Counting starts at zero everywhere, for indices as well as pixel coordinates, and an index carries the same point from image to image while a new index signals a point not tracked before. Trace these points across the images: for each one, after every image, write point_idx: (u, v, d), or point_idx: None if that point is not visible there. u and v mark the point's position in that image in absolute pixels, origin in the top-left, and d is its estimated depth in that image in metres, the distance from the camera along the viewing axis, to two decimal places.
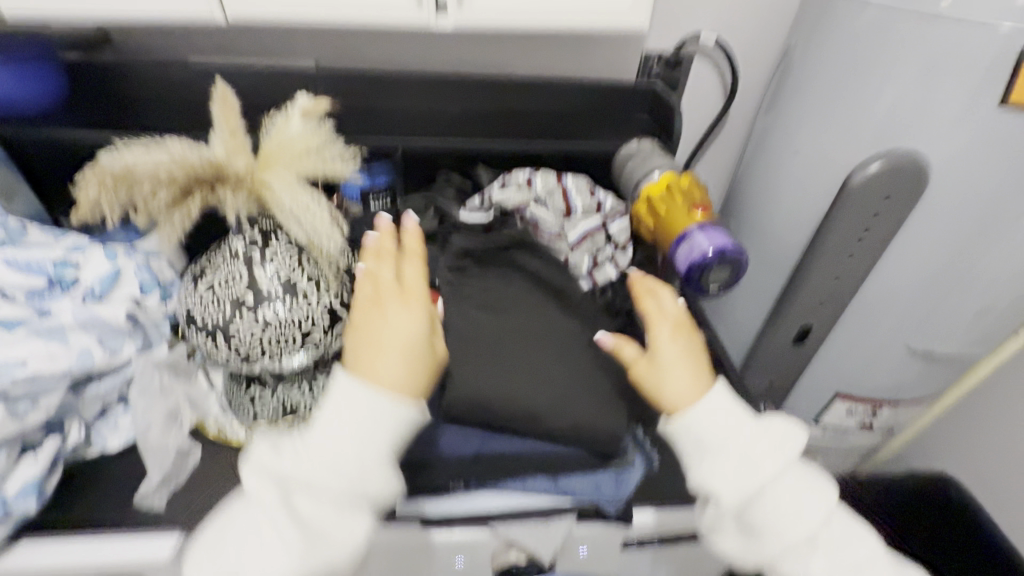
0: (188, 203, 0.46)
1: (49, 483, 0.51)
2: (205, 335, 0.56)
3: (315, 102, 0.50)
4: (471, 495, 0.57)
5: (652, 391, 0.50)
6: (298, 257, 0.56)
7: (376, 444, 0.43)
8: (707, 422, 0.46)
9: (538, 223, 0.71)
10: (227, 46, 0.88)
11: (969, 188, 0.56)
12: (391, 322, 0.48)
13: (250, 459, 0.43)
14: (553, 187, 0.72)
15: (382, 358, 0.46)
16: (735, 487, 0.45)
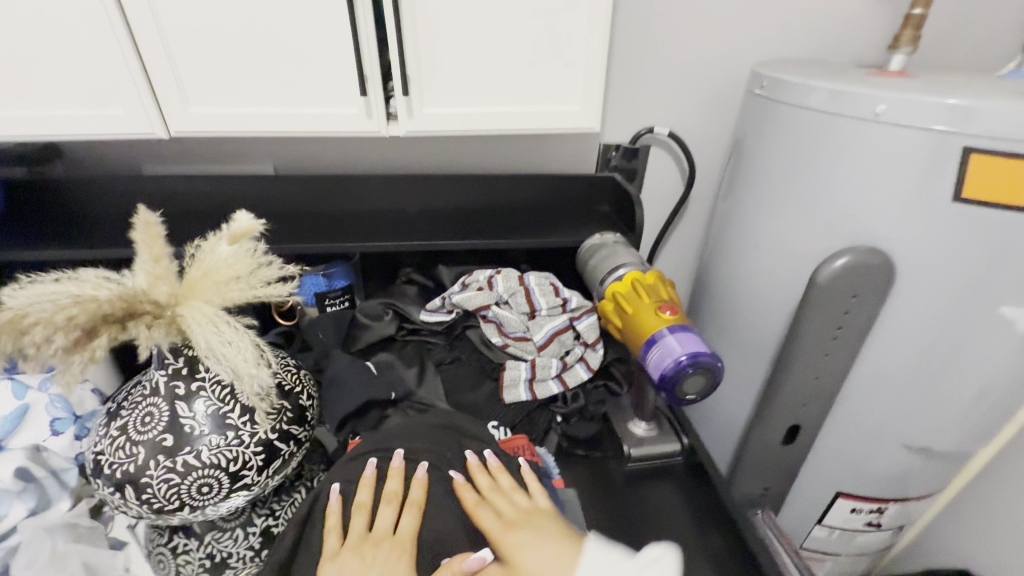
0: (93, 345, 0.41)
1: None
2: (111, 488, 0.48)
3: (248, 224, 0.46)
4: None
5: (512, 565, 0.40)
6: (230, 388, 0.50)
7: None
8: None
9: (502, 324, 0.67)
10: (181, 154, 0.87)
11: (940, 278, 0.54)
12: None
13: None
14: (515, 288, 0.68)
15: None
16: None
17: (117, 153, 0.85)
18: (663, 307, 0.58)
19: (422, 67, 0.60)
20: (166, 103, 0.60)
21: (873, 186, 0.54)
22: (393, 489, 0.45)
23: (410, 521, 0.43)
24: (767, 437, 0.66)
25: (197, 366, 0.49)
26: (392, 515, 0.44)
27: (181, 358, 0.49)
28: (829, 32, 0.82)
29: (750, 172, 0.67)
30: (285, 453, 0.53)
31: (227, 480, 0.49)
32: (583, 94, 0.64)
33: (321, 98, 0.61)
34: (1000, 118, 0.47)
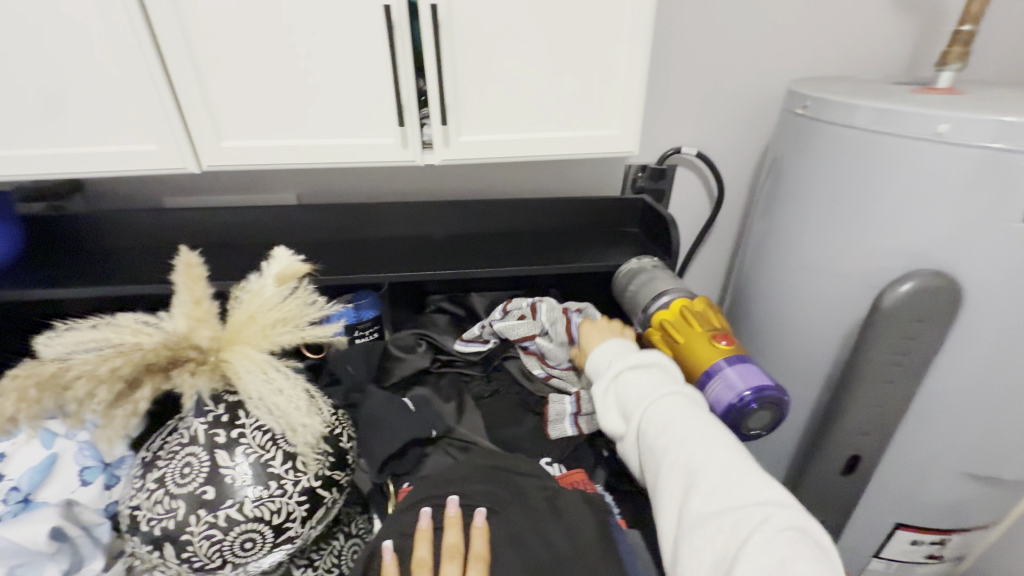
0: (136, 396, 0.39)
1: None
2: (149, 545, 0.45)
3: (296, 265, 0.44)
4: None
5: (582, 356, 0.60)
6: (271, 435, 0.47)
7: None
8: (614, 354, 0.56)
9: (545, 355, 0.64)
10: (203, 187, 0.85)
11: (1009, 301, 0.52)
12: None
13: None
14: (557, 316, 0.65)
15: None
16: (647, 415, 0.47)
17: (138, 186, 0.84)
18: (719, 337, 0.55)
19: (460, 95, 0.59)
20: (199, 137, 0.58)
21: (934, 207, 0.52)
22: (452, 542, 0.40)
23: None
24: (825, 468, 0.63)
25: (237, 412, 0.47)
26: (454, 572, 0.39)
27: (221, 404, 0.47)
28: (859, 50, 0.81)
29: (791, 194, 0.65)
30: (328, 501, 0.50)
31: (270, 534, 0.46)
32: (623, 117, 0.62)
33: (356, 129, 0.60)
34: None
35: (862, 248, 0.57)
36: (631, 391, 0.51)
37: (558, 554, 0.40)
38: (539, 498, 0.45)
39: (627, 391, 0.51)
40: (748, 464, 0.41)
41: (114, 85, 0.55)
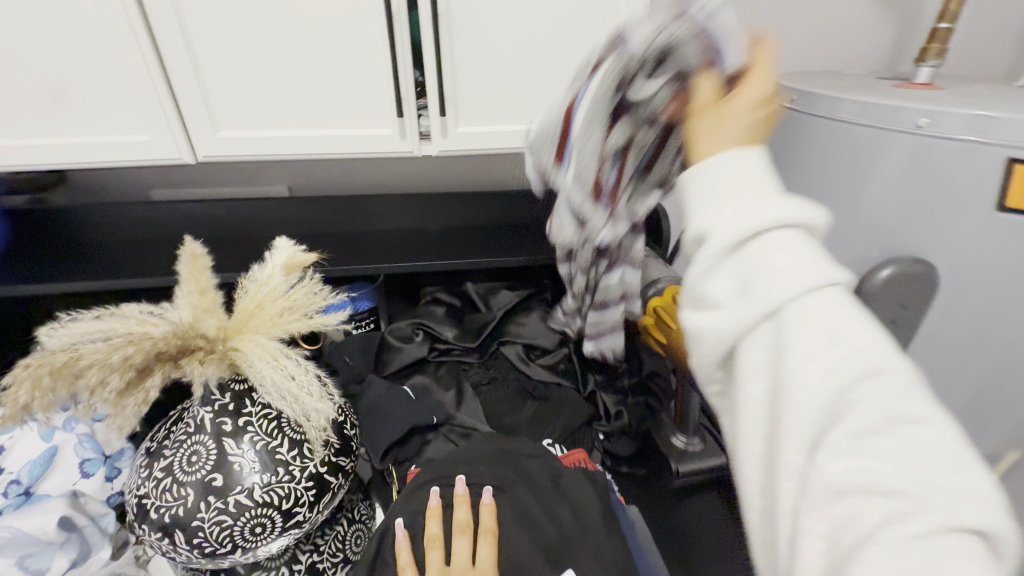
0: (147, 385, 0.39)
1: None
2: (158, 533, 0.45)
3: (304, 255, 0.45)
4: None
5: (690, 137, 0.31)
6: (277, 423, 0.48)
7: None
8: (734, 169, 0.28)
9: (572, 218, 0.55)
10: (193, 178, 0.85)
11: (989, 287, 0.52)
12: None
13: None
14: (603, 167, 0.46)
15: None
16: (790, 313, 0.25)
17: (127, 178, 0.83)
18: None
19: (457, 86, 0.60)
20: (195, 128, 0.58)
21: (911, 196, 0.52)
22: (461, 518, 0.41)
23: (483, 552, 0.39)
24: None
25: (244, 400, 0.47)
26: (465, 547, 0.39)
27: (228, 393, 0.47)
28: (842, 44, 0.84)
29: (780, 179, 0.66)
30: (334, 486, 0.51)
31: (278, 519, 0.47)
32: None
33: (353, 120, 0.60)
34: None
35: (843, 238, 0.59)
36: (767, 270, 0.25)
37: (564, 530, 0.42)
38: (544, 478, 0.46)
39: (757, 268, 0.25)
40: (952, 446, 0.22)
41: (109, 76, 0.55)
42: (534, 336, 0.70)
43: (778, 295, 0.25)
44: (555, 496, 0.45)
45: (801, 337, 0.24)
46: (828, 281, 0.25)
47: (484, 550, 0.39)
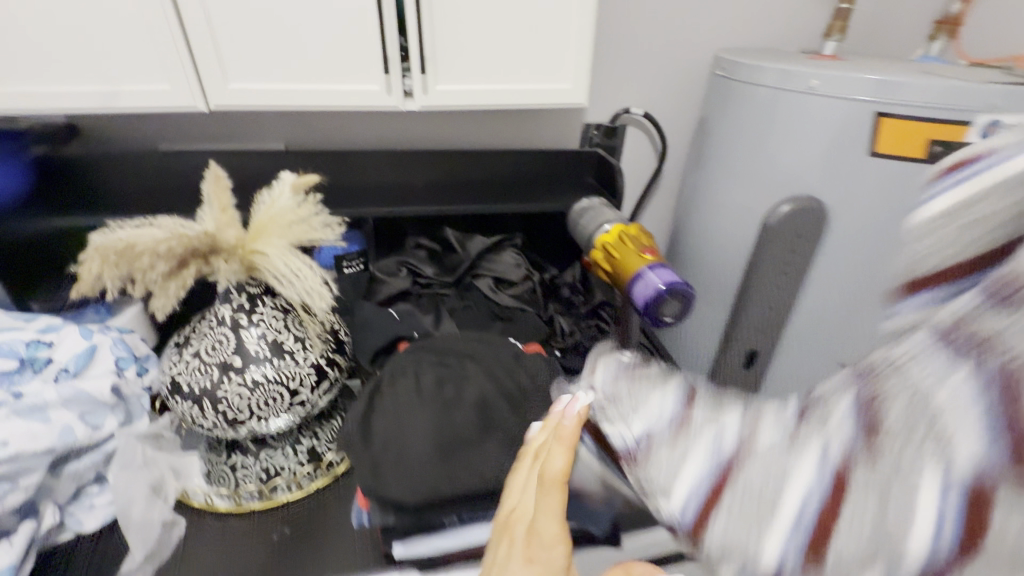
0: (184, 274, 0.50)
1: (23, 570, 0.46)
2: (191, 403, 0.56)
3: (302, 179, 0.55)
4: (453, 532, 0.47)
5: None
6: (283, 319, 0.58)
7: None
8: None
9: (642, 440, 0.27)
10: (194, 133, 0.93)
11: (865, 219, 0.66)
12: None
13: None
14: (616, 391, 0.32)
15: None
16: None
17: (132, 131, 0.90)
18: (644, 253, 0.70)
19: (436, 49, 0.70)
20: (208, 79, 0.68)
21: (811, 146, 0.66)
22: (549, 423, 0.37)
23: (557, 458, 0.33)
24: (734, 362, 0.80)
25: (256, 300, 0.58)
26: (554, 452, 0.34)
27: (243, 294, 0.57)
28: (778, 26, 0.95)
29: (719, 141, 0.79)
30: (331, 376, 0.62)
31: (286, 395, 0.58)
32: (575, 73, 0.74)
33: (346, 76, 0.70)
34: (911, 89, 0.59)
35: (763, 182, 0.72)
36: None
37: (520, 389, 0.53)
38: (507, 355, 0.57)
39: None
40: None
41: (136, 30, 0.64)
42: (503, 270, 0.81)
43: None
44: (508, 372, 0.54)
45: None
46: None
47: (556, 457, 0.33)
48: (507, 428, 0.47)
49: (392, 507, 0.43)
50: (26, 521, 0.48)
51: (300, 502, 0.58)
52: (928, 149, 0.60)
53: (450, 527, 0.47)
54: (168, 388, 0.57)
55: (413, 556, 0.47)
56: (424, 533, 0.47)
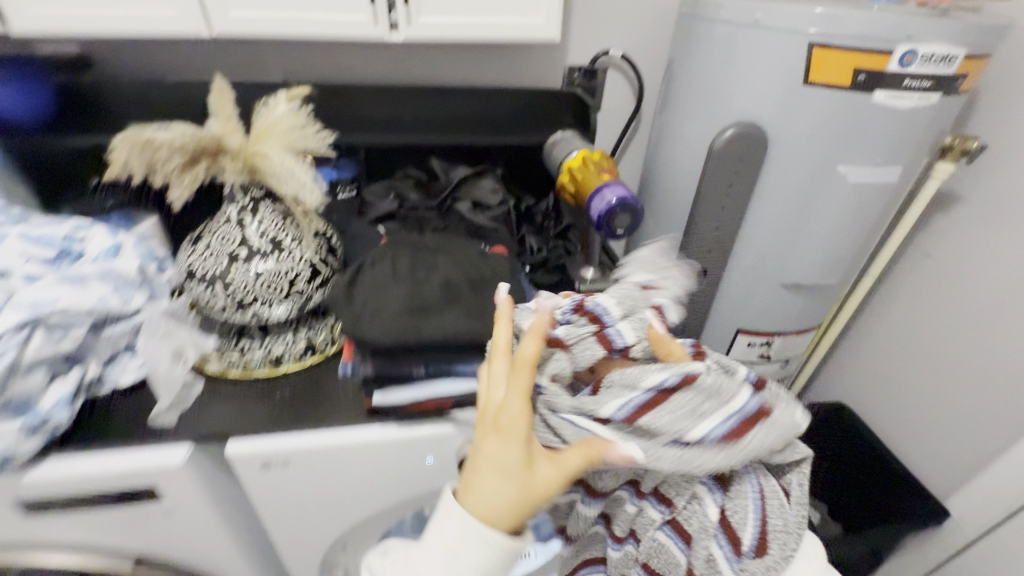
0: (196, 168, 0.58)
1: (75, 404, 0.56)
2: (204, 287, 0.66)
3: (296, 91, 0.62)
4: (424, 383, 0.58)
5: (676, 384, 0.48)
6: (281, 220, 0.67)
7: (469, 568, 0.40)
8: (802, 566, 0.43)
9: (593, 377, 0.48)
10: (190, 67, 0.95)
11: (799, 145, 0.73)
12: (491, 474, 0.41)
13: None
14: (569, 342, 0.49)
15: (486, 484, 0.41)
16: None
17: (131, 59, 0.92)
18: (603, 175, 0.78)
19: None
20: (211, 5, 0.74)
21: (757, 77, 0.72)
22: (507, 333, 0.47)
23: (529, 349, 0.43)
24: None
25: (258, 202, 0.66)
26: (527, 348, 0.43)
27: (247, 195, 0.66)
28: None
29: (679, 76, 0.86)
30: (325, 274, 0.71)
31: (286, 286, 0.67)
32: (547, 8, 0.81)
33: (337, 6, 0.76)
34: (847, 23, 0.64)
35: (715, 113, 0.78)
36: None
37: (483, 275, 0.62)
38: (474, 252, 0.66)
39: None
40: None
41: None
42: (481, 195, 0.90)
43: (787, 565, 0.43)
44: (473, 263, 0.63)
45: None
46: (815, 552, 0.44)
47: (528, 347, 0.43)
48: (466, 302, 0.57)
49: (372, 356, 0.54)
50: (76, 367, 0.58)
51: (297, 374, 0.68)
52: (852, 78, 0.67)
53: (420, 378, 0.58)
54: (184, 274, 0.67)
55: (388, 401, 0.57)
56: (398, 384, 0.58)
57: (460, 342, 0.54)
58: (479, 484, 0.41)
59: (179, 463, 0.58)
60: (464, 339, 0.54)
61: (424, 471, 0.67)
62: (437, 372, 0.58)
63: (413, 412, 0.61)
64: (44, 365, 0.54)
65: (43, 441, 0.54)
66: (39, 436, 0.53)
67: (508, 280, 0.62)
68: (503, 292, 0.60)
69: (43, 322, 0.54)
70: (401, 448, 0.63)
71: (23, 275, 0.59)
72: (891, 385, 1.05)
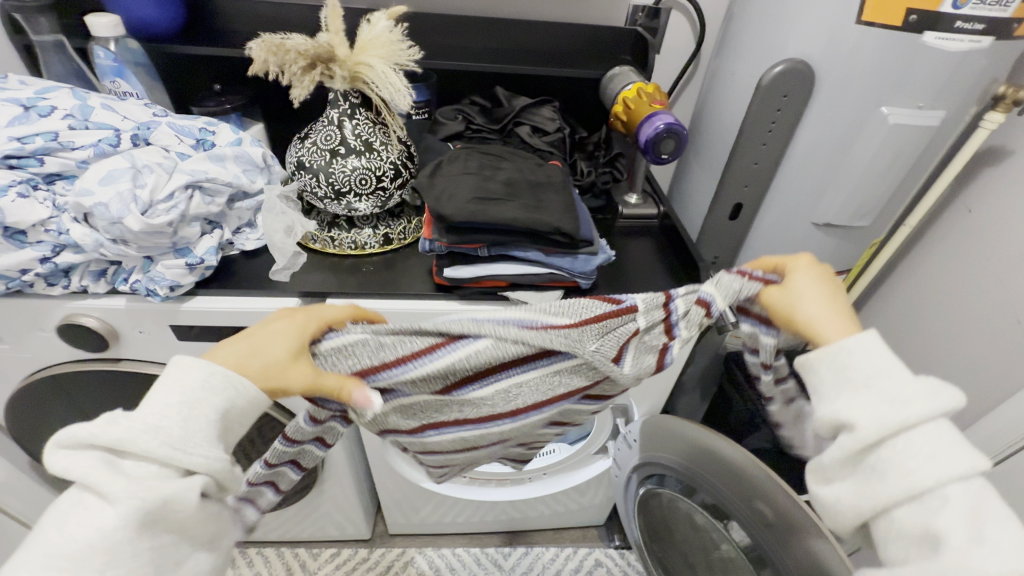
0: (314, 72, 0.71)
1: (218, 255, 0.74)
2: (309, 178, 0.80)
3: (395, 11, 0.73)
4: (484, 263, 0.71)
5: (798, 318, 0.52)
6: (372, 125, 0.80)
7: (205, 410, 0.44)
8: (916, 439, 0.43)
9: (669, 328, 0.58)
10: None
11: (846, 84, 0.78)
12: (260, 346, 0.49)
13: (63, 434, 0.41)
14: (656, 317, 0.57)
15: (242, 354, 0.49)
16: (880, 456, 0.44)
17: None
18: (655, 105, 0.86)
19: None
20: None
21: (813, 15, 0.76)
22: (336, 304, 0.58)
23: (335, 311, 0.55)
24: (720, 213, 0.98)
25: (355, 107, 0.78)
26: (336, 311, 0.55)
27: (347, 101, 0.78)
28: None
29: (740, 14, 0.89)
30: (404, 175, 0.84)
31: (374, 182, 0.80)
32: None
33: None
34: None
35: (768, 51, 0.83)
36: (901, 463, 0.43)
37: (538, 180, 0.73)
38: (532, 163, 0.76)
39: (892, 460, 0.43)
40: (957, 489, 0.42)
41: None
42: (541, 121, 0.99)
43: (865, 426, 0.44)
44: (531, 172, 0.74)
45: (898, 466, 0.43)
46: (968, 464, 0.42)
47: (339, 313, 0.55)
48: (525, 199, 0.68)
49: (448, 235, 0.67)
50: (217, 227, 0.76)
51: (379, 257, 0.83)
52: (904, 18, 0.70)
53: (483, 260, 0.71)
54: (293, 166, 0.81)
55: (456, 277, 0.71)
56: (463, 264, 0.71)
57: (518, 229, 0.66)
58: (244, 343, 0.49)
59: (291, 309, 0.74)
60: (522, 226, 0.66)
61: None
62: (494, 256, 0.71)
63: (473, 289, 0.74)
64: (199, 221, 0.71)
65: (197, 278, 0.71)
66: (196, 274, 0.70)
67: (559, 187, 0.73)
68: (554, 196, 0.71)
69: (202, 187, 0.70)
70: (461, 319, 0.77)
71: (177, 154, 0.72)
72: (911, 336, 1.09)
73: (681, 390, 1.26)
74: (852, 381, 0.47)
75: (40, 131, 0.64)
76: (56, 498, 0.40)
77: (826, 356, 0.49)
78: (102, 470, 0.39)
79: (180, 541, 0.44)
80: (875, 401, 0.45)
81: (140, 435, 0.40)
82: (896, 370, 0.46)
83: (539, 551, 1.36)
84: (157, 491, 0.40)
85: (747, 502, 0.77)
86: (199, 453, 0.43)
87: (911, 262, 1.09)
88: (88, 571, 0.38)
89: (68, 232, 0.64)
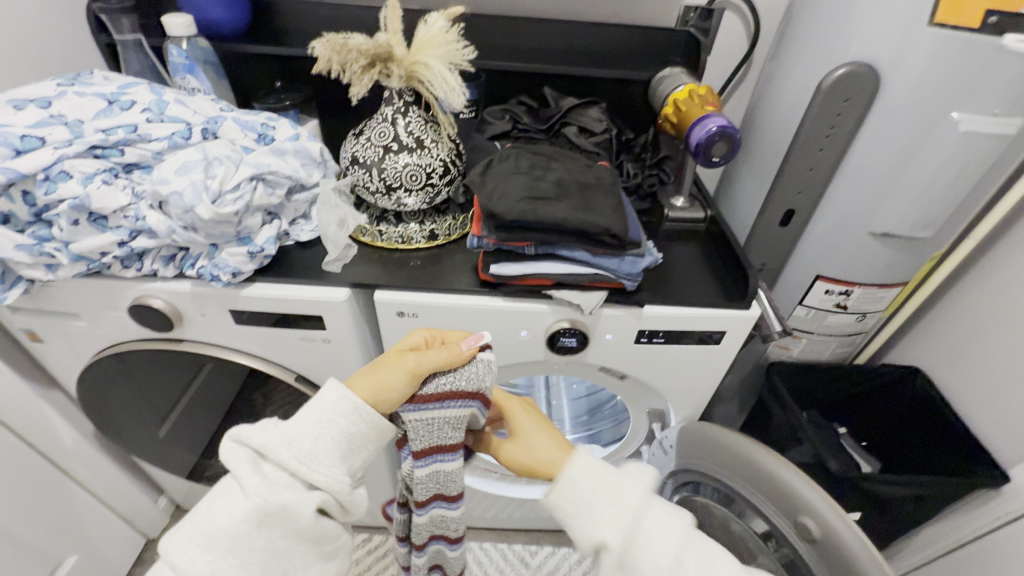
0: (373, 71, 0.73)
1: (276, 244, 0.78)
2: (363, 172, 0.82)
3: (454, 11, 0.74)
4: (531, 261, 0.71)
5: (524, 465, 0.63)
6: (424, 122, 0.81)
7: (333, 427, 0.55)
8: (577, 475, 0.56)
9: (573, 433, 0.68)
10: None
11: (914, 88, 0.74)
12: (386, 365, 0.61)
13: (232, 430, 0.53)
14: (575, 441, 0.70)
15: (371, 373, 0.61)
16: (636, 550, 0.51)
17: None
18: (707, 107, 0.84)
19: None
20: None
21: (882, 13, 0.73)
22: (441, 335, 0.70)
23: (451, 333, 0.69)
24: (770, 218, 0.95)
25: (408, 105, 0.81)
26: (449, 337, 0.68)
27: (401, 98, 0.80)
28: None
29: (799, 14, 0.87)
30: (453, 173, 0.85)
31: (424, 178, 0.82)
32: None
33: None
34: None
35: (829, 52, 0.80)
36: (647, 545, 0.51)
37: (586, 180, 0.73)
38: (582, 164, 0.76)
39: (644, 543, 0.51)
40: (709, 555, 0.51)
41: None
42: (588, 122, 0.99)
43: (609, 535, 0.52)
44: (580, 172, 0.74)
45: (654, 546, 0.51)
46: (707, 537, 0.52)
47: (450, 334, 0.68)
48: (574, 199, 0.69)
49: (497, 232, 0.68)
50: (276, 218, 0.80)
51: (425, 252, 0.85)
52: (983, 19, 0.68)
53: (529, 257, 0.72)
54: (347, 161, 0.84)
55: (502, 273, 0.72)
56: (511, 261, 0.72)
57: (567, 228, 0.67)
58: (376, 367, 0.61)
59: (342, 299, 0.77)
60: (571, 226, 0.66)
61: (518, 342, 0.81)
62: (541, 254, 0.71)
63: (517, 286, 0.74)
64: (260, 212, 0.75)
65: (257, 266, 0.75)
66: (256, 262, 0.74)
67: (609, 188, 0.73)
68: (603, 197, 0.71)
69: (265, 179, 0.74)
70: (505, 315, 0.77)
71: (242, 148, 0.76)
72: (968, 356, 1.04)
73: (719, 399, 1.23)
74: (579, 502, 0.55)
75: (122, 124, 0.69)
76: (214, 483, 0.53)
77: (561, 490, 0.56)
78: (247, 466, 0.51)
79: (295, 551, 0.53)
80: (606, 510, 0.53)
81: (280, 443, 0.52)
82: (612, 477, 0.55)
83: (565, 552, 1.35)
84: (281, 497, 0.51)
85: (791, 517, 0.74)
86: (326, 466, 0.53)
87: (974, 277, 1.03)
88: (213, 554, 0.49)
89: (144, 219, 0.69)
